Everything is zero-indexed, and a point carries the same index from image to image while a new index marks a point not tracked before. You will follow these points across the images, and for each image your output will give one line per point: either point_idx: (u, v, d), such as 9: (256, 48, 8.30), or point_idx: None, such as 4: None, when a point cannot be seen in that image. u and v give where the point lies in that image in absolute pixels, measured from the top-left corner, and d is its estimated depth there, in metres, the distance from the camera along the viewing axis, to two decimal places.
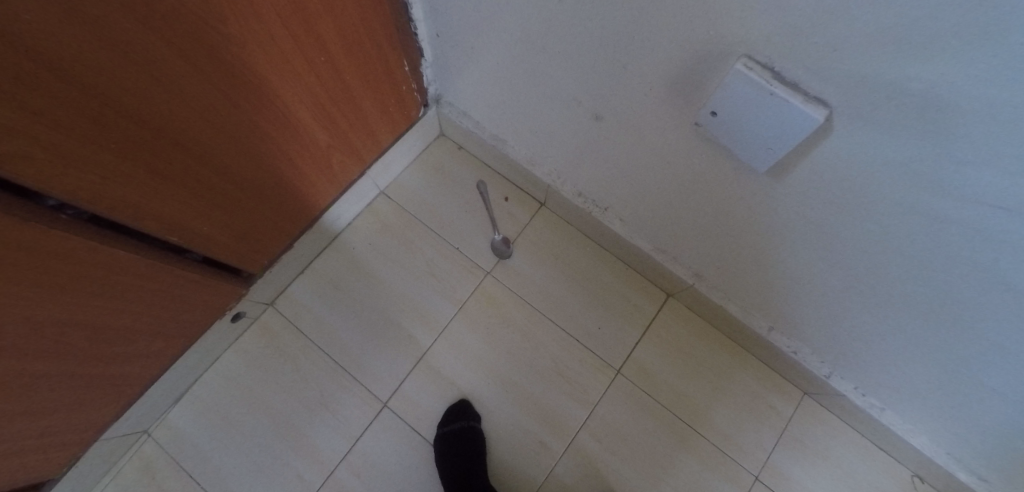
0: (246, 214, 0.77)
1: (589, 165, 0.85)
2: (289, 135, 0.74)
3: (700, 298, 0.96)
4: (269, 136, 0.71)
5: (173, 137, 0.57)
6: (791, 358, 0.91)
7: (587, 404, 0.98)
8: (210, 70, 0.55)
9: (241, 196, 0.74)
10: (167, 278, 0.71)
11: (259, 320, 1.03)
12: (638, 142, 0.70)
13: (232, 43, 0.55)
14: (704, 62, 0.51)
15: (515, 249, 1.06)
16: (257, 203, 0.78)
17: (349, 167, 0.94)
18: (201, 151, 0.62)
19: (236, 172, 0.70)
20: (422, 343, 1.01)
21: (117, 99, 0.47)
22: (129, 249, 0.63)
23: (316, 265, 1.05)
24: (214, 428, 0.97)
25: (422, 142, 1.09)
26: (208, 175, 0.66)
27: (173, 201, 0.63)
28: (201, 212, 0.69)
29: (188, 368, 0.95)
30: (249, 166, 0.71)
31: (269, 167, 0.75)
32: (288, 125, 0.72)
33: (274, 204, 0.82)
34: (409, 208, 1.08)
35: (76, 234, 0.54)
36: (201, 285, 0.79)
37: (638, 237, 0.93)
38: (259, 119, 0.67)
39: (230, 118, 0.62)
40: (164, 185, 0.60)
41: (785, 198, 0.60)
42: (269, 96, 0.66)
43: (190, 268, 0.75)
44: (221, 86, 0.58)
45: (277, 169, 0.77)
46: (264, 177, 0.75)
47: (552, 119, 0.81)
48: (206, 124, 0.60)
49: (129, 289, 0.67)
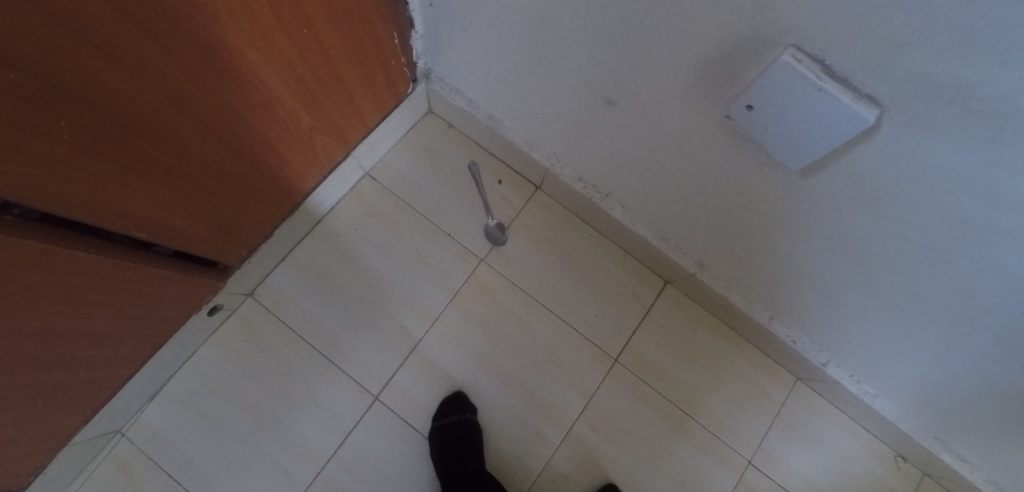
0: (222, 204, 0.71)
1: (594, 151, 0.80)
2: (268, 118, 0.67)
3: (700, 286, 0.94)
4: (246, 119, 0.63)
5: (137, 124, 0.50)
6: (789, 346, 0.91)
7: (585, 393, 0.96)
8: (177, 46, 0.47)
9: (217, 185, 0.67)
10: (136, 277, 0.65)
11: (238, 312, 0.96)
12: (653, 130, 0.66)
13: (203, 16, 0.47)
14: (741, 51, 0.47)
15: (510, 235, 1.01)
16: (234, 192, 0.71)
17: (333, 149, 0.86)
18: (169, 138, 0.55)
19: (210, 160, 0.62)
20: (414, 334, 0.97)
21: (68, 82, 0.40)
22: (89, 249, 0.56)
23: (297, 253, 0.99)
24: (193, 426, 0.92)
25: (409, 119, 1.02)
26: (178, 164, 0.58)
27: (140, 195, 0.56)
28: (172, 205, 0.62)
29: (162, 365, 0.88)
30: (225, 152, 0.64)
31: (246, 152, 0.68)
32: (268, 106, 0.65)
33: (252, 191, 0.74)
34: (396, 191, 1.02)
35: (27, 237, 0.47)
36: (174, 281, 0.72)
37: (639, 225, 0.90)
38: (235, 100, 0.59)
39: (202, 101, 0.55)
40: (128, 177, 0.53)
41: (809, 195, 0.57)
42: (246, 75, 0.58)
43: (161, 264, 0.69)
44: (192, 65, 0.50)
45: (255, 154, 0.70)
46: (240, 163, 0.68)
47: (557, 102, 0.75)
48: (175, 107, 0.52)
49: (93, 291, 0.60)
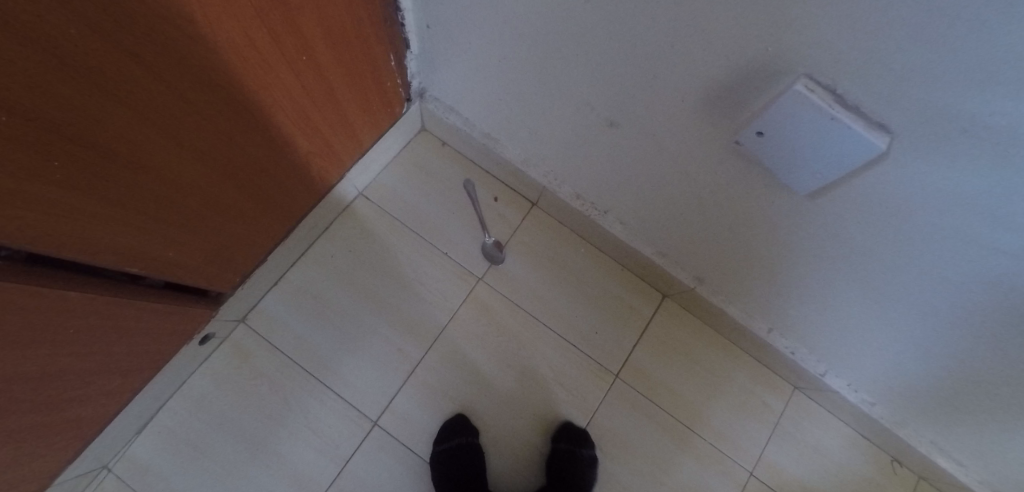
0: (216, 233, 0.68)
1: (593, 169, 0.80)
2: (265, 144, 0.65)
3: (699, 300, 0.94)
4: (243, 147, 0.62)
5: (132, 158, 0.48)
6: (788, 357, 0.91)
7: (587, 410, 0.96)
8: (175, 77, 0.45)
9: (212, 214, 0.65)
10: (127, 312, 0.62)
11: (229, 339, 0.93)
12: (657, 151, 0.66)
13: (204, 48, 0.46)
14: (751, 77, 0.48)
15: (507, 253, 1.00)
16: (229, 219, 0.69)
17: (329, 172, 0.85)
18: (165, 171, 0.53)
19: (205, 189, 0.60)
20: (413, 356, 0.95)
21: (64, 120, 0.38)
22: (78, 287, 0.53)
23: (290, 276, 0.96)
24: (184, 459, 0.88)
25: (403, 138, 1.01)
26: (174, 196, 0.56)
27: (134, 230, 0.54)
28: (166, 237, 0.60)
29: (151, 396, 0.85)
30: (220, 181, 0.62)
31: (242, 179, 0.66)
32: (265, 133, 0.64)
33: (246, 218, 0.72)
34: (391, 210, 1.01)
35: (18, 281, 0.45)
36: (166, 313, 0.70)
37: (638, 241, 0.90)
38: (233, 130, 0.58)
39: (199, 131, 0.53)
40: (123, 212, 0.51)
41: (814, 214, 0.58)
42: (244, 103, 0.57)
43: (152, 297, 0.66)
44: (190, 95, 0.49)
45: (252, 181, 0.68)
46: (236, 190, 0.66)
47: (557, 123, 0.75)
48: (172, 139, 0.50)
49: (83, 330, 0.57)
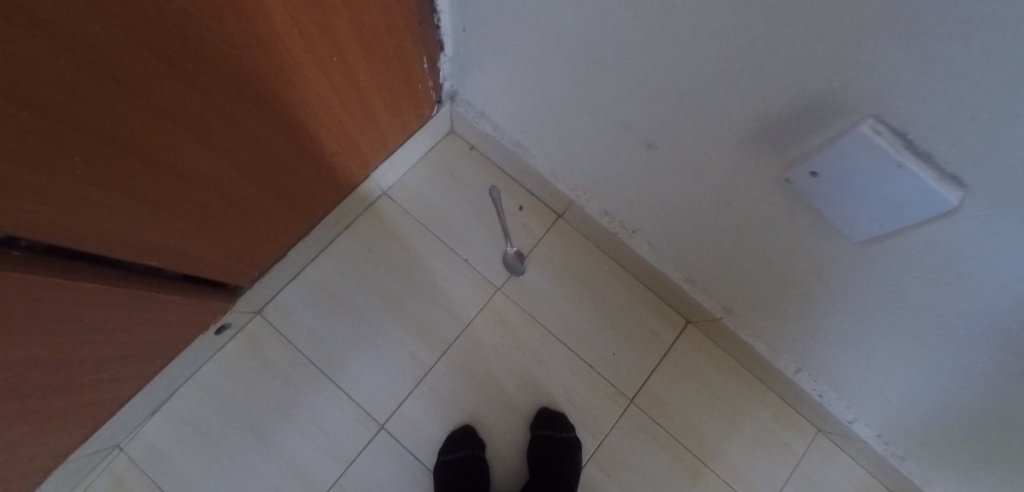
0: (236, 229, 0.67)
1: (625, 188, 0.76)
2: (290, 143, 0.64)
3: (724, 331, 0.90)
4: (267, 145, 0.60)
5: (154, 155, 0.46)
6: (815, 400, 0.87)
7: (598, 434, 0.92)
8: (200, 75, 0.44)
9: (233, 210, 0.64)
10: (144, 303, 0.61)
11: (245, 330, 0.93)
12: (696, 177, 0.62)
13: (234, 48, 0.45)
14: (808, 112, 0.44)
15: (528, 265, 0.98)
16: (250, 216, 0.68)
17: (354, 172, 0.83)
18: (187, 167, 0.51)
19: (227, 186, 0.59)
20: (425, 362, 0.93)
21: (84, 117, 0.37)
22: (96, 278, 0.53)
23: (309, 272, 0.95)
24: (193, 445, 0.88)
25: (431, 139, 0.99)
26: (196, 192, 0.55)
27: (153, 224, 0.53)
28: (187, 232, 0.59)
29: (166, 381, 0.85)
30: (242, 178, 0.61)
31: (265, 176, 0.64)
32: (291, 132, 0.62)
33: (267, 214, 0.71)
34: (414, 212, 0.99)
35: (37, 272, 0.44)
36: (182, 305, 0.69)
37: (666, 265, 0.86)
38: (258, 128, 0.57)
39: (223, 128, 0.52)
40: (142, 207, 0.50)
41: (864, 261, 0.54)
42: (270, 101, 0.55)
43: (169, 289, 0.65)
44: (214, 93, 0.47)
45: (274, 179, 0.67)
46: (257, 188, 0.65)
47: (591, 138, 0.72)
48: (195, 136, 0.49)
49: (100, 320, 0.57)
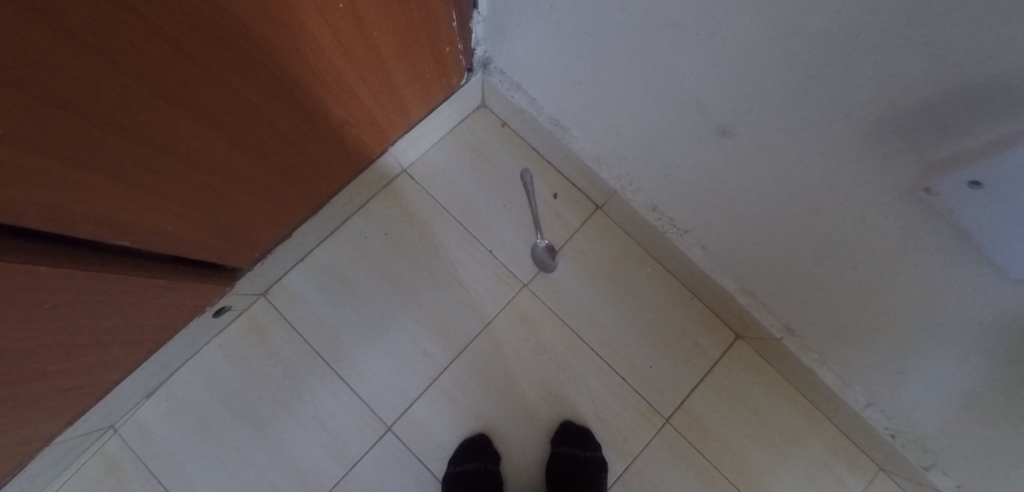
0: (233, 208, 0.59)
1: (683, 180, 0.64)
2: (293, 112, 0.54)
3: (782, 352, 0.78)
4: (266, 114, 0.51)
5: (129, 128, 0.38)
6: (884, 440, 0.74)
7: (627, 455, 0.82)
8: (182, 34, 0.34)
9: (229, 189, 0.56)
10: (127, 289, 0.54)
11: (247, 312, 0.85)
12: (783, 173, 0.50)
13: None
14: (982, 96, 0.31)
15: (559, 260, 0.87)
16: (249, 193, 0.60)
17: (369, 147, 0.74)
18: (169, 141, 0.43)
19: (219, 161, 0.51)
20: (439, 361, 0.84)
21: (35, 85, 0.28)
22: (70, 264, 0.45)
23: (318, 253, 0.87)
24: (190, 431, 0.82)
25: (460, 113, 0.88)
26: (182, 169, 0.47)
27: (131, 206, 0.45)
28: (172, 211, 0.50)
29: (162, 364, 0.78)
30: (238, 152, 0.52)
31: (265, 151, 0.56)
32: (294, 99, 0.52)
33: (267, 190, 0.62)
34: (436, 193, 0.89)
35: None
36: (173, 289, 0.61)
37: (721, 272, 0.75)
38: (255, 94, 0.47)
39: (213, 96, 0.43)
40: (118, 186, 0.42)
41: (1006, 298, 0.41)
42: (270, 65, 0.45)
43: (157, 271, 0.57)
44: (203, 56, 0.38)
45: (276, 153, 0.58)
46: (257, 163, 0.56)
47: (649, 119, 0.60)
48: (178, 106, 0.40)
49: (75, 308, 0.49)
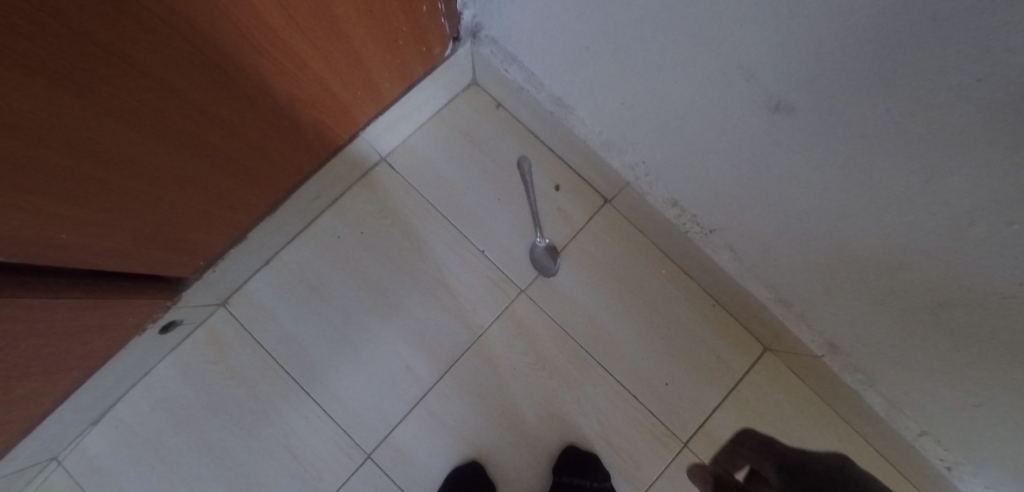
0: (162, 211, 0.48)
1: (716, 169, 0.53)
2: (231, 93, 0.43)
3: (819, 369, 0.68)
4: (199, 96, 0.40)
5: (12, 130, 0.27)
6: (938, 472, 0.64)
7: (639, 484, 0.72)
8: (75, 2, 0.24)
9: (153, 189, 0.44)
10: (33, 317, 0.43)
11: (206, 324, 0.75)
12: (857, 160, 0.38)
13: None
14: None
15: (562, 262, 0.76)
16: (182, 193, 0.48)
17: (333, 132, 0.62)
18: (64, 140, 0.31)
19: (136, 157, 0.39)
20: (425, 379, 0.73)
21: None
22: None
23: (285, 256, 0.76)
24: (143, 462, 0.72)
25: (447, 91, 0.76)
26: (91, 169, 0.36)
27: (15, 224, 0.34)
28: (87, 220, 0.40)
29: (105, 388, 0.68)
30: (161, 144, 0.40)
31: (197, 140, 0.44)
32: (232, 76, 0.41)
33: (210, 186, 0.51)
34: (420, 185, 0.78)
35: None
36: (96, 309, 0.50)
37: (752, 278, 0.64)
38: (182, 73, 0.36)
39: (119, 78, 0.31)
40: (10, 202, 0.31)
41: None
42: (199, 36, 0.34)
43: (78, 290, 0.47)
44: (101, 28, 0.27)
45: (212, 142, 0.46)
46: (189, 155, 0.45)
47: (677, 94, 0.48)
48: (78, 95, 0.29)
49: None
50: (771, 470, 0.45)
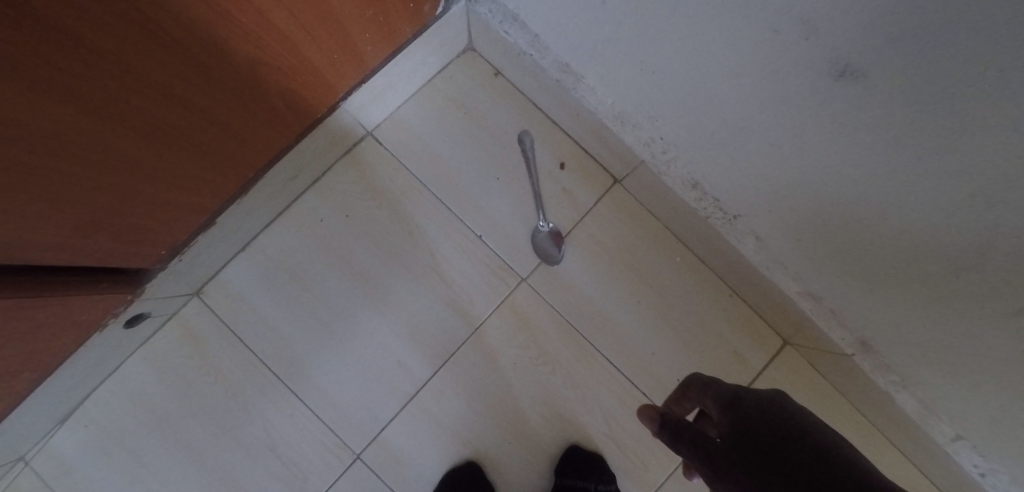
0: (110, 201, 0.40)
1: (750, 146, 0.46)
2: (181, 60, 0.35)
3: (845, 366, 0.62)
4: (146, 64, 0.32)
5: None
6: (970, 478, 0.59)
7: (648, 486, 0.68)
8: None
9: (95, 178, 0.36)
10: None
11: (179, 316, 0.68)
12: (938, 141, 0.32)
13: None
14: None
15: (567, 248, 0.70)
16: (133, 180, 0.40)
17: (309, 103, 0.54)
18: None
19: (71, 144, 0.31)
20: (418, 375, 0.68)
21: None
22: None
23: (263, 241, 0.69)
24: (116, 463, 0.66)
25: (439, 57, 0.68)
26: (22, 161, 0.29)
27: None
28: (23, 219, 0.33)
29: (69, 387, 0.62)
30: (102, 126, 0.33)
31: (146, 117, 0.36)
32: (188, 40, 0.34)
33: (170, 170, 0.44)
34: (410, 163, 0.70)
35: None
36: (44, 310, 0.43)
37: (779, 269, 0.57)
38: (124, 36, 0.29)
39: (32, 48, 0.24)
40: None
41: None
42: None
43: (27, 293, 0.40)
44: None
45: (164, 120, 0.38)
46: (135, 136, 0.37)
47: (711, 59, 0.41)
48: None
49: None
50: (711, 403, 0.40)
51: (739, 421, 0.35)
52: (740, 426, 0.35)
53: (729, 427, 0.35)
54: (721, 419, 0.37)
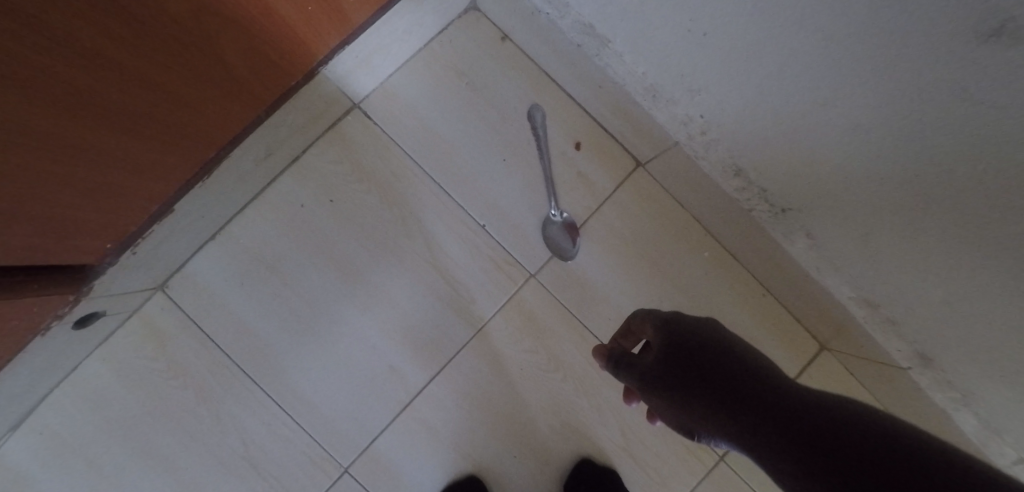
0: (48, 196, 0.32)
1: (818, 127, 0.38)
2: (109, 14, 0.26)
3: (893, 378, 0.55)
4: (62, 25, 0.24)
5: None
6: None
7: None
8: None
9: (21, 174, 0.28)
10: None
11: (143, 312, 0.60)
12: None
13: None
14: None
15: (581, 240, 0.61)
16: (73, 168, 0.32)
17: (279, 66, 0.45)
18: None
19: None
20: (412, 380, 0.60)
21: None
22: None
23: (236, 228, 0.60)
24: (74, 476, 0.59)
25: (438, 16, 0.59)
26: None
27: None
28: None
29: (13, 396, 0.54)
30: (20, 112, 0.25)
31: (74, 93, 0.28)
32: None
33: (112, 153, 0.35)
34: (404, 140, 0.61)
35: None
36: None
37: (830, 271, 0.50)
38: None
39: None
40: None
41: None
42: None
43: None
44: None
45: (97, 93, 0.30)
46: (65, 118, 0.29)
47: (786, 15, 0.32)
48: None
49: None
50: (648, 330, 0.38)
51: (682, 356, 0.32)
52: (683, 361, 0.32)
53: (669, 359, 0.33)
54: (656, 343, 0.36)
